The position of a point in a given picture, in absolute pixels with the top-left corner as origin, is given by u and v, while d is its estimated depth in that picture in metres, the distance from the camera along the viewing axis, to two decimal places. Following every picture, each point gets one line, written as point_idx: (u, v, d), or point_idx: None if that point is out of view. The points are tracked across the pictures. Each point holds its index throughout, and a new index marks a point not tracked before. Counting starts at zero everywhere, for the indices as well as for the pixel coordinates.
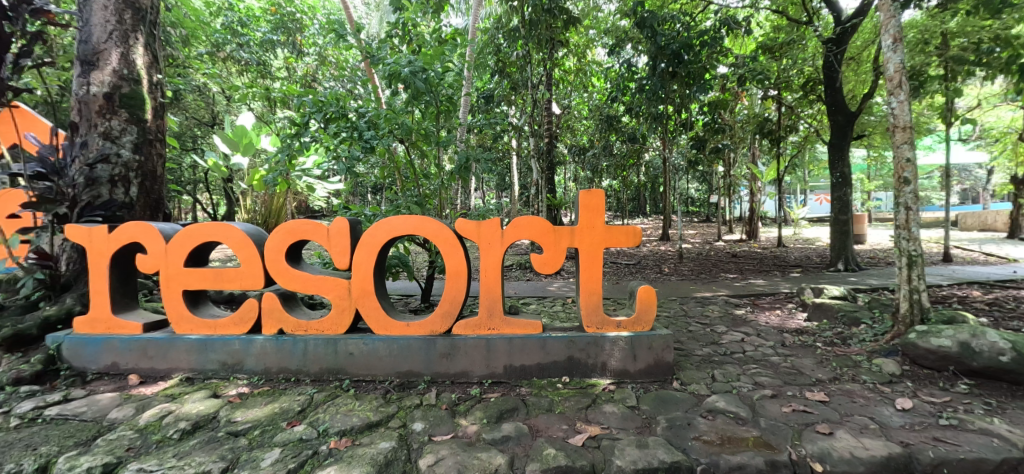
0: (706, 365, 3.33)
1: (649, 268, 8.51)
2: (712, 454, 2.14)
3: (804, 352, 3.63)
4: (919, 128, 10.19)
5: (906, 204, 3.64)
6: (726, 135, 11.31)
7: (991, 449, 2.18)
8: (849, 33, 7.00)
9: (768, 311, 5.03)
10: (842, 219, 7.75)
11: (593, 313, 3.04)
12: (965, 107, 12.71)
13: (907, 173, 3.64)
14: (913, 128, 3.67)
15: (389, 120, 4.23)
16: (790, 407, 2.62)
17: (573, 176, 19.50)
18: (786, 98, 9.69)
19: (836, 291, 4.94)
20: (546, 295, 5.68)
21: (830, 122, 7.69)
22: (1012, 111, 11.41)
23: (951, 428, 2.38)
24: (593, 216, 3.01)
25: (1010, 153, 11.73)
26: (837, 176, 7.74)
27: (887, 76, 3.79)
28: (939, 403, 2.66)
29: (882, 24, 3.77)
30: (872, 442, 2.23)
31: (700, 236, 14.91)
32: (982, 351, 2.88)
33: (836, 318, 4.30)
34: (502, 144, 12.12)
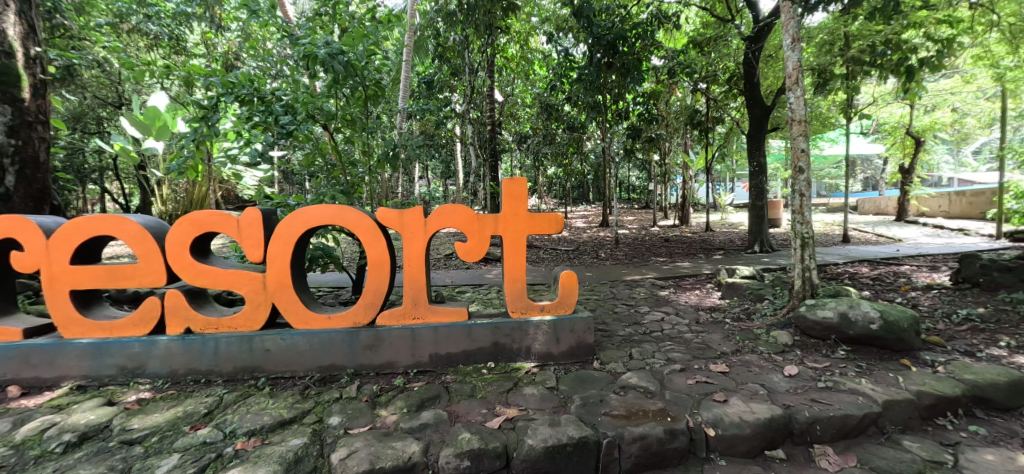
0: (626, 344, 3.53)
1: (587, 254, 8.82)
2: (619, 427, 2.29)
3: (714, 328, 3.94)
4: (826, 122, 11.25)
5: (800, 191, 4.02)
6: (661, 125, 11.84)
7: (856, 406, 2.51)
8: (766, 31, 7.51)
9: (689, 291, 5.41)
10: (759, 204, 8.41)
11: (518, 298, 3.11)
12: (864, 103, 14.20)
13: (802, 162, 4.02)
14: (808, 122, 4.03)
15: (307, 105, 4.00)
16: (694, 378, 2.86)
17: (518, 163, 19.60)
18: (713, 91, 10.27)
19: (746, 271, 5.40)
20: (482, 283, 5.72)
21: (749, 114, 8.27)
22: (901, 108, 12.86)
23: (827, 390, 2.70)
24: (516, 204, 3.06)
25: (899, 145, 13.26)
26: (755, 165, 8.35)
27: (787, 73, 4.13)
28: (820, 369, 3.00)
29: (783, 24, 4.09)
30: (758, 406, 2.48)
31: (637, 222, 15.62)
32: (857, 320, 3.25)
33: (745, 296, 4.69)
34: (445, 130, 11.91)
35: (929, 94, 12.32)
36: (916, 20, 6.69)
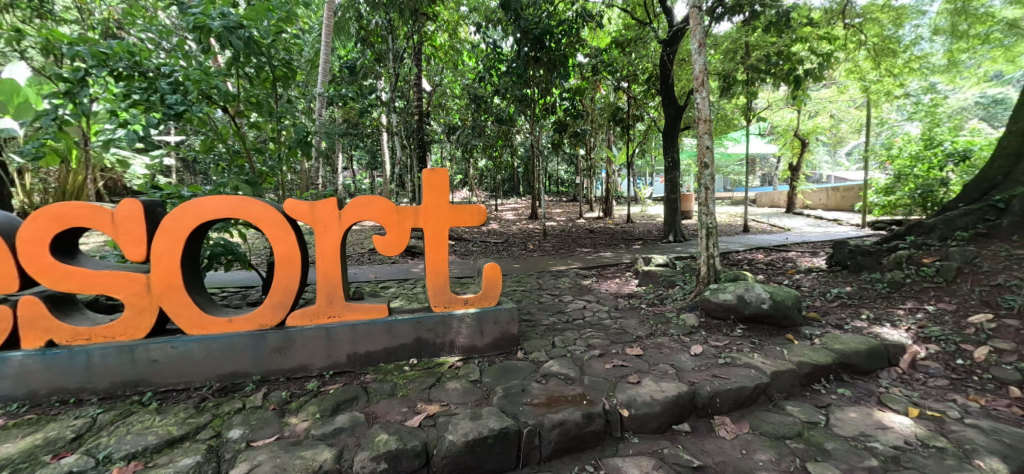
0: (549, 333, 3.62)
1: (516, 246, 8.93)
2: (539, 415, 2.34)
3: (631, 314, 4.17)
4: (730, 122, 12.34)
5: (705, 185, 4.37)
6: (586, 121, 12.24)
7: (750, 378, 2.78)
8: (679, 36, 8.01)
9: (609, 279, 5.68)
10: (673, 197, 9.03)
11: (440, 292, 3.05)
12: (762, 107, 15.78)
13: (706, 158, 4.37)
14: (712, 121, 4.37)
15: (201, 83, 3.59)
16: (611, 363, 3.01)
17: (447, 154, 19.29)
18: (633, 90, 10.79)
19: (660, 259, 5.78)
20: (408, 277, 5.56)
21: (664, 114, 8.81)
22: (790, 113, 14.47)
23: (726, 365, 2.96)
24: (437, 196, 3.00)
25: (789, 146, 14.93)
26: (670, 161, 8.94)
27: (695, 75, 4.44)
28: (721, 346, 3.29)
29: (691, 29, 4.38)
30: (667, 385, 2.66)
31: (564, 214, 16.12)
32: (752, 301, 3.60)
33: (659, 282, 5.01)
34: (369, 119, 11.35)
35: (813, 101, 13.98)
36: (802, 35, 7.51)
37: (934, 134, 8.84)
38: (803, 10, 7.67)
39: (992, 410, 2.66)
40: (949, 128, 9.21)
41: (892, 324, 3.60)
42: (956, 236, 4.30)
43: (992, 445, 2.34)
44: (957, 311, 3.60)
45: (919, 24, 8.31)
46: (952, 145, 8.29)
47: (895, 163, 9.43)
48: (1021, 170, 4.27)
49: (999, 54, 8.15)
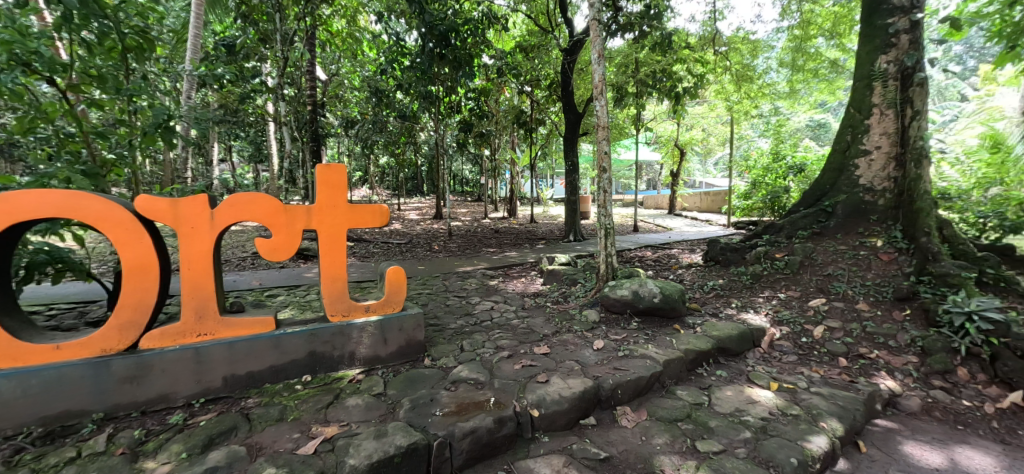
0: (457, 337, 3.53)
1: (420, 247, 8.64)
2: (450, 425, 2.24)
3: (538, 313, 4.24)
4: (622, 130, 13.34)
5: (604, 187, 4.61)
6: (490, 122, 12.30)
7: (646, 368, 2.96)
8: (579, 46, 8.43)
9: (515, 279, 5.74)
10: (573, 199, 9.44)
11: (338, 300, 2.79)
12: (648, 118, 17.34)
13: (605, 162, 4.61)
14: (610, 128, 4.62)
15: (13, 45, 2.81)
16: (520, 363, 3.01)
17: (345, 150, 18.09)
18: (536, 95, 11.09)
19: (563, 258, 5.99)
20: (299, 283, 5.04)
21: (565, 119, 9.19)
22: (672, 125, 16.08)
23: (625, 357, 3.13)
24: (333, 194, 2.74)
25: (670, 154, 16.60)
26: (570, 164, 9.36)
27: (595, 83, 4.66)
28: (619, 340, 3.48)
29: (591, 40, 4.59)
30: (574, 382, 2.73)
31: (469, 214, 16.09)
32: (645, 296, 3.87)
33: (562, 281, 5.19)
34: (252, 107, 10.14)
35: (689, 115, 15.71)
36: (682, 56, 8.36)
37: (781, 149, 10.44)
38: (682, 35, 8.57)
39: (830, 379, 3.16)
40: (791, 144, 10.95)
41: (755, 311, 4.13)
42: (798, 234, 4.98)
43: (831, 408, 2.74)
44: (802, 297, 4.24)
45: (769, 57, 9.77)
46: (793, 159, 9.89)
47: (752, 172, 10.97)
48: (843, 180, 4.94)
49: (823, 86, 9.92)
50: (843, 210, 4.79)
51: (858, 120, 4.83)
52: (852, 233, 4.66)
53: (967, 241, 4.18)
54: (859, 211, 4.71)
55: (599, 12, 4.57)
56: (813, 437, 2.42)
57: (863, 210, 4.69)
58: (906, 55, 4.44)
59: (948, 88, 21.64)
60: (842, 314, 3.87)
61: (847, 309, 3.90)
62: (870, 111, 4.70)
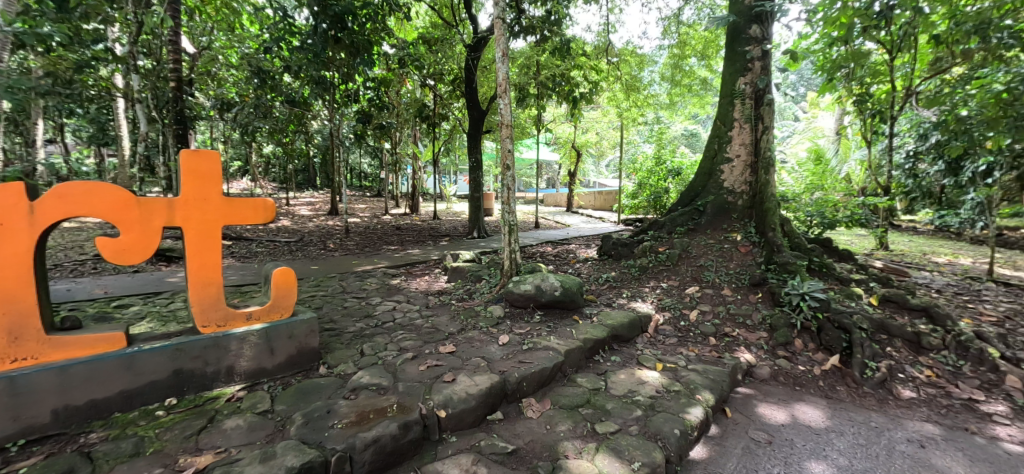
0: (356, 341, 3.32)
1: (312, 245, 7.96)
2: (350, 437, 2.10)
3: (442, 311, 4.16)
4: (524, 129, 13.69)
5: (507, 185, 4.67)
6: (391, 113, 11.77)
7: (550, 359, 3.04)
8: (483, 44, 8.44)
9: (419, 277, 5.56)
10: (477, 196, 9.43)
11: (210, 309, 2.53)
12: (548, 119, 18.04)
13: (508, 160, 4.66)
14: (513, 126, 4.68)
15: None
16: (425, 364, 2.92)
17: (220, 135, 15.97)
18: (439, 89, 10.87)
19: (467, 255, 5.96)
20: (161, 290, 4.33)
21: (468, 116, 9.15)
22: (569, 127, 16.94)
23: (529, 350, 3.18)
24: (201, 184, 2.47)
25: (568, 155, 17.47)
26: (473, 160, 9.33)
27: (498, 81, 4.69)
28: (523, 334, 3.54)
29: (495, 38, 4.60)
30: (481, 378, 2.71)
31: (368, 209, 15.27)
32: (547, 290, 3.99)
33: (467, 278, 5.16)
34: (94, 79, 8.43)
35: (585, 119, 16.69)
36: (579, 62, 8.80)
37: (663, 154, 11.57)
38: (579, 43, 9.04)
39: (704, 356, 3.57)
40: (671, 149, 12.20)
41: (643, 300, 4.52)
42: (677, 230, 5.54)
43: (705, 381, 3.07)
44: (681, 286, 4.74)
45: (653, 70, 10.77)
46: (672, 164, 11.05)
47: (638, 174, 12.01)
48: (712, 183, 5.60)
49: (696, 100, 11.22)
50: (711, 209, 5.44)
51: (723, 131, 5.50)
52: (718, 229, 5.32)
53: (801, 236, 5.02)
54: (724, 210, 5.39)
55: (504, 11, 4.59)
56: (692, 409, 2.68)
57: (727, 210, 5.38)
58: (759, 78, 5.18)
59: (787, 108, 25.84)
60: (712, 299, 4.40)
61: (715, 295, 4.44)
62: (732, 124, 5.39)
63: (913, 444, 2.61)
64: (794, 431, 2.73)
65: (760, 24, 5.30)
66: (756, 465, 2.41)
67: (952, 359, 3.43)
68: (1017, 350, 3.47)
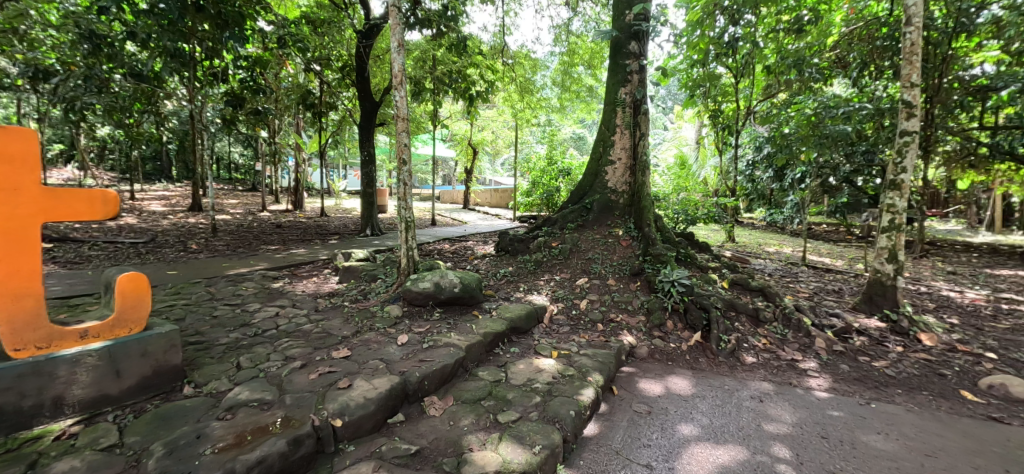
0: (231, 353, 2.97)
1: (170, 246, 6.86)
2: (227, 462, 1.90)
3: (334, 314, 3.90)
4: (419, 124, 13.38)
5: (404, 180, 4.54)
6: (268, 98, 10.62)
7: (452, 355, 3.04)
8: (375, 31, 8.05)
9: (305, 279, 5.14)
10: (369, 191, 8.97)
11: (27, 327, 2.09)
12: (444, 116, 17.88)
13: (404, 155, 4.54)
14: (409, 120, 4.56)
15: None
16: (316, 372, 2.72)
17: (33, 112, 12.87)
18: (326, 76, 10.10)
19: (360, 254, 5.65)
20: None
21: (359, 106, 8.67)
22: (466, 125, 17.00)
23: (430, 348, 3.14)
24: (15, 172, 2.05)
25: (465, 152, 17.53)
26: (366, 154, 8.86)
27: (393, 72, 4.53)
28: (423, 331, 3.48)
29: (390, 27, 4.44)
30: (379, 381, 2.62)
31: (241, 205, 13.62)
32: (446, 286, 3.97)
33: (360, 278, 4.90)
34: None
35: (481, 118, 16.89)
36: (476, 61, 8.87)
37: (554, 155, 12.21)
38: (476, 41, 9.11)
39: (594, 341, 3.88)
40: (561, 151, 12.92)
41: (538, 293, 4.75)
42: (567, 226, 5.91)
43: (595, 364, 3.34)
44: (572, 278, 5.07)
45: (545, 74, 11.30)
46: (562, 164, 11.73)
47: (532, 173, 12.53)
48: (597, 183, 6.07)
49: (583, 106, 12.05)
50: (597, 206, 5.91)
51: (607, 136, 5.99)
52: (603, 225, 5.79)
53: (671, 230, 5.70)
54: (608, 207, 5.88)
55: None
56: (584, 390, 2.90)
57: (610, 207, 5.88)
58: (637, 90, 5.76)
59: (658, 118, 29.05)
60: (599, 289, 4.78)
61: (602, 285, 4.85)
62: (615, 130, 5.89)
63: (756, 400, 3.14)
64: (668, 400, 3.11)
65: (637, 42, 5.88)
66: (639, 434, 2.70)
67: (781, 328, 4.20)
68: (823, 318, 4.38)
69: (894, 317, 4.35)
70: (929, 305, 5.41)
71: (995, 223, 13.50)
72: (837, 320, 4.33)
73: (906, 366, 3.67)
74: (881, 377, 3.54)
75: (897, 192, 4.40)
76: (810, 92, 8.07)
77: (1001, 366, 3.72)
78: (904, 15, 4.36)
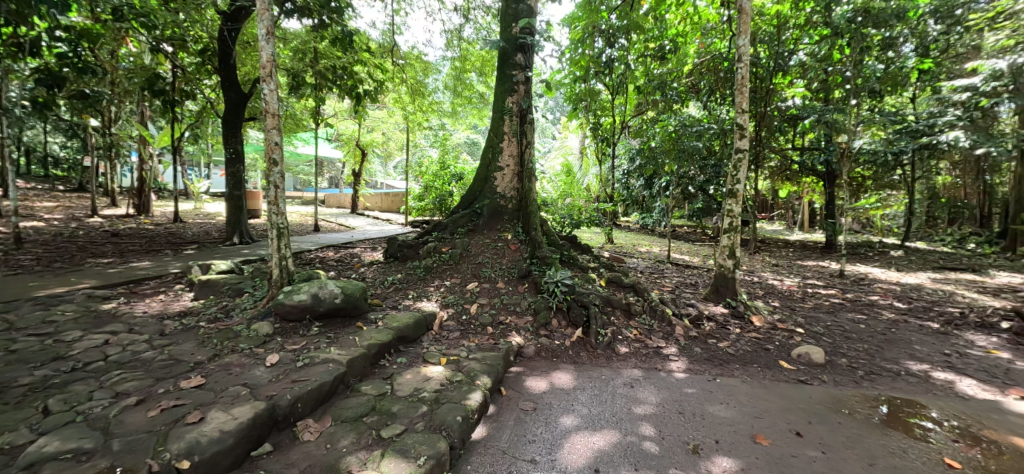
0: (36, 397, 2.41)
1: None
2: None
3: (186, 337, 3.38)
4: (299, 122, 12.28)
5: (275, 182, 4.12)
6: (100, 81, 8.84)
7: (329, 372, 2.82)
8: (243, 15, 7.19)
9: (149, 298, 4.37)
10: (236, 194, 7.95)
11: None
12: (328, 114, 16.69)
13: (276, 155, 4.12)
14: (281, 117, 4.16)
15: None
16: (158, 408, 2.33)
17: None
18: (181, 60, 8.75)
19: (223, 266, 4.99)
20: None
21: (224, 98, 7.68)
22: (353, 125, 16.08)
23: (305, 366, 2.88)
24: None
25: (352, 154, 16.55)
26: (231, 151, 7.85)
27: (261, 63, 4.09)
28: (298, 349, 3.18)
29: (257, 12, 3.99)
30: (240, 410, 2.33)
31: (61, 209, 11.12)
32: (325, 298, 3.69)
33: (222, 292, 4.32)
34: None
35: (369, 119, 16.11)
36: (362, 59, 8.43)
37: (447, 160, 12.14)
38: (363, 38, 8.68)
39: (483, 345, 3.92)
40: (453, 156, 12.90)
41: (427, 300, 4.67)
42: (458, 231, 5.90)
43: (483, 367, 3.38)
44: (463, 283, 5.08)
45: (437, 78, 11.20)
46: (455, 169, 11.70)
47: (423, 177, 12.31)
48: (487, 188, 6.17)
49: (475, 112, 12.18)
50: (487, 211, 6.01)
51: (495, 142, 6.13)
52: (493, 229, 5.91)
53: (555, 234, 6.02)
54: (497, 212, 6.02)
55: None
56: (472, 395, 2.91)
57: (499, 212, 6.03)
58: (523, 100, 6.00)
59: (546, 128, 30.71)
60: (489, 293, 4.87)
61: (492, 288, 4.94)
62: (503, 137, 6.05)
63: (627, 386, 3.46)
64: (552, 395, 3.27)
65: (523, 54, 6.14)
66: (524, 431, 2.80)
67: (649, 319, 4.70)
68: (681, 308, 5.01)
69: (734, 304, 5.16)
70: (759, 292, 6.52)
71: (804, 223, 16.82)
72: (692, 309, 4.99)
73: (743, 345, 4.36)
74: (724, 355, 4.16)
75: (733, 200, 5.23)
76: (672, 112, 9.20)
77: (807, 338, 4.63)
78: (738, 52, 5.22)
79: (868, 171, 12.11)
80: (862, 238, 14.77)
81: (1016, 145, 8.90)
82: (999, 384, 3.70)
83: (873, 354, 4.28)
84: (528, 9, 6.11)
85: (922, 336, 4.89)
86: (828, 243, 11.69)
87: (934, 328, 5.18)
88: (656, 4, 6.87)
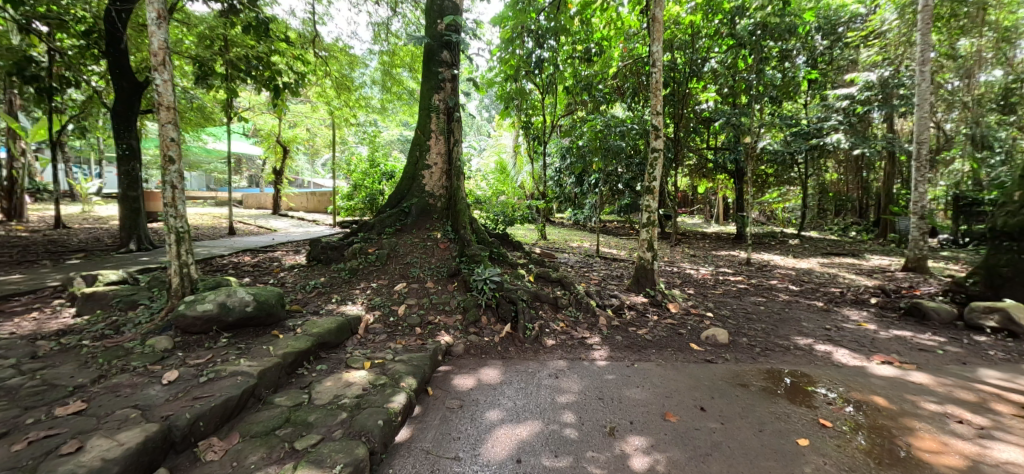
0: None
1: None
2: None
3: (66, 358, 3.00)
4: (209, 116, 11.22)
5: (172, 182, 3.75)
6: None
7: (237, 385, 2.63)
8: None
9: (19, 316, 3.81)
10: (131, 195, 7.09)
11: None
12: (243, 106, 15.43)
13: (172, 151, 3.75)
14: (177, 110, 3.79)
15: None
16: (24, 442, 2.07)
17: None
18: (61, 42, 7.67)
19: (113, 276, 4.46)
20: None
21: (113, 86, 6.81)
22: (272, 119, 14.99)
23: (210, 382, 2.67)
24: None
25: (272, 150, 15.44)
26: (123, 148, 6.98)
27: (151, 49, 3.68)
28: (202, 363, 2.94)
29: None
30: (128, 435, 2.13)
31: None
32: (234, 306, 3.43)
33: (112, 306, 3.87)
34: None
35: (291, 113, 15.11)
36: (279, 50, 7.81)
37: (376, 157, 11.72)
38: (280, 26, 8.12)
39: (410, 346, 3.87)
40: (384, 153, 12.51)
41: (352, 303, 4.52)
42: (385, 231, 5.74)
43: (408, 368, 3.34)
44: (390, 285, 4.96)
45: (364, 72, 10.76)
46: (385, 167, 11.35)
47: (353, 175, 11.79)
48: (415, 187, 6.05)
49: (406, 109, 11.89)
50: (415, 210, 5.90)
51: (422, 140, 6.01)
52: (422, 228, 5.82)
53: (485, 231, 6.05)
54: (425, 211, 5.92)
55: None
56: (395, 397, 2.87)
57: (428, 211, 5.93)
58: (450, 98, 5.95)
59: (482, 126, 30.94)
60: (417, 293, 4.80)
61: (420, 288, 4.88)
62: (430, 135, 5.94)
63: (552, 377, 3.59)
64: (478, 391, 3.31)
65: (448, 51, 6.05)
66: (449, 429, 2.81)
67: (575, 312, 4.90)
68: (605, 298, 5.27)
69: (653, 293, 5.53)
70: (677, 281, 7.04)
71: (719, 216, 18.34)
72: (615, 299, 5.27)
73: (659, 331, 4.69)
74: (643, 341, 4.45)
75: (651, 196, 5.57)
76: (598, 111, 9.57)
77: (714, 321, 5.07)
78: (653, 57, 5.57)
79: (769, 168, 13.44)
80: (766, 228, 16.37)
81: (884, 146, 10.33)
82: (865, 352, 4.30)
83: (769, 332, 4.80)
84: (454, 6, 6.06)
85: (809, 313, 5.57)
86: (738, 234, 12.84)
87: (818, 306, 5.91)
88: (582, 7, 7.12)
